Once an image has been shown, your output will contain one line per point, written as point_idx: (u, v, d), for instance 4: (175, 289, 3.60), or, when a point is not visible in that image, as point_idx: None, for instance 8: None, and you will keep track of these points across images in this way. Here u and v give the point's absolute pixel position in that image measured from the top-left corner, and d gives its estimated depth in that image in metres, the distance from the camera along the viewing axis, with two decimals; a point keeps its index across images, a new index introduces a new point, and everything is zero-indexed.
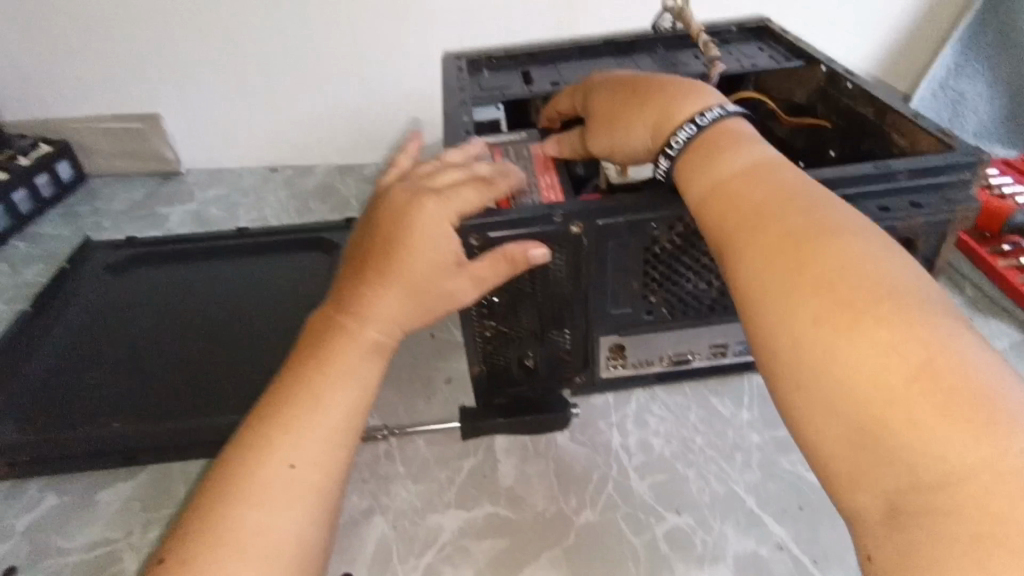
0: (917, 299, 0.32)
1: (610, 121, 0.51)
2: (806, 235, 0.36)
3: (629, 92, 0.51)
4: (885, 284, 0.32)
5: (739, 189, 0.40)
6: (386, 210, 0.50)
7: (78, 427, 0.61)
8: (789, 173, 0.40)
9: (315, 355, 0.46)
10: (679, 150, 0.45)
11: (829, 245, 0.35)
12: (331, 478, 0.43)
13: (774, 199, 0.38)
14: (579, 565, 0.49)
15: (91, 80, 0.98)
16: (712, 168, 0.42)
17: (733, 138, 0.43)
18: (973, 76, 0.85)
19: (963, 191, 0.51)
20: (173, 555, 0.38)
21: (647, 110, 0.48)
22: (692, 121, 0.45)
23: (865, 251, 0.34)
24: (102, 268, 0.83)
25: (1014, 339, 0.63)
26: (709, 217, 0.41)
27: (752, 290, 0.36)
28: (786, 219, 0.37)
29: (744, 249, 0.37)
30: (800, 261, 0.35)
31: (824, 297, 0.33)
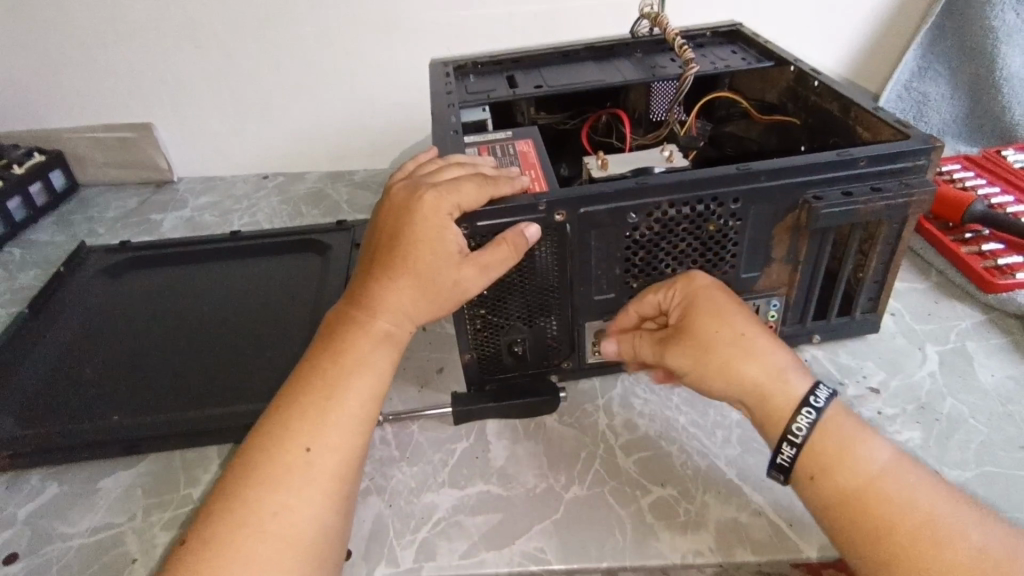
0: (963, 518, 0.40)
1: (708, 351, 0.47)
2: (940, 531, 0.39)
3: (725, 318, 0.48)
4: (940, 513, 0.40)
5: (885, 495, 0.41)
6: (392, 207, 0.53)
7: (78, 422, 0.62)
8: (916, 471, 0.42)
9: (331, 345, 0.50)
10: (803, 437, 0.44)
11: (939, 533, 0.39)
12: (346, 463, 0.46)
13: (912, 498, 0.41)
14: (569, 536, 0.51)
15: (84, 91, 0.99)
16: (846, 471, 0.42)
17: (834, 420, 0.44)
18: (935, 78, 0.89)
19: (919, 176, 0.54)
20: (198, 532, 0.42)
21: (749, 371, 0.46)
22: (809, 408, 0.44)
23: (977, 529, 0.39)
24: (98, 272, 0.84)
25: (976, 320, 0.67)
26: (853, 522, 0.41)
27: (853, 536, 0.41)
28: (860, 470, 0.42)
29: (837, 501, 0.42)
30: (887, 511, 0.40)
31: (915, 538, 0.39)
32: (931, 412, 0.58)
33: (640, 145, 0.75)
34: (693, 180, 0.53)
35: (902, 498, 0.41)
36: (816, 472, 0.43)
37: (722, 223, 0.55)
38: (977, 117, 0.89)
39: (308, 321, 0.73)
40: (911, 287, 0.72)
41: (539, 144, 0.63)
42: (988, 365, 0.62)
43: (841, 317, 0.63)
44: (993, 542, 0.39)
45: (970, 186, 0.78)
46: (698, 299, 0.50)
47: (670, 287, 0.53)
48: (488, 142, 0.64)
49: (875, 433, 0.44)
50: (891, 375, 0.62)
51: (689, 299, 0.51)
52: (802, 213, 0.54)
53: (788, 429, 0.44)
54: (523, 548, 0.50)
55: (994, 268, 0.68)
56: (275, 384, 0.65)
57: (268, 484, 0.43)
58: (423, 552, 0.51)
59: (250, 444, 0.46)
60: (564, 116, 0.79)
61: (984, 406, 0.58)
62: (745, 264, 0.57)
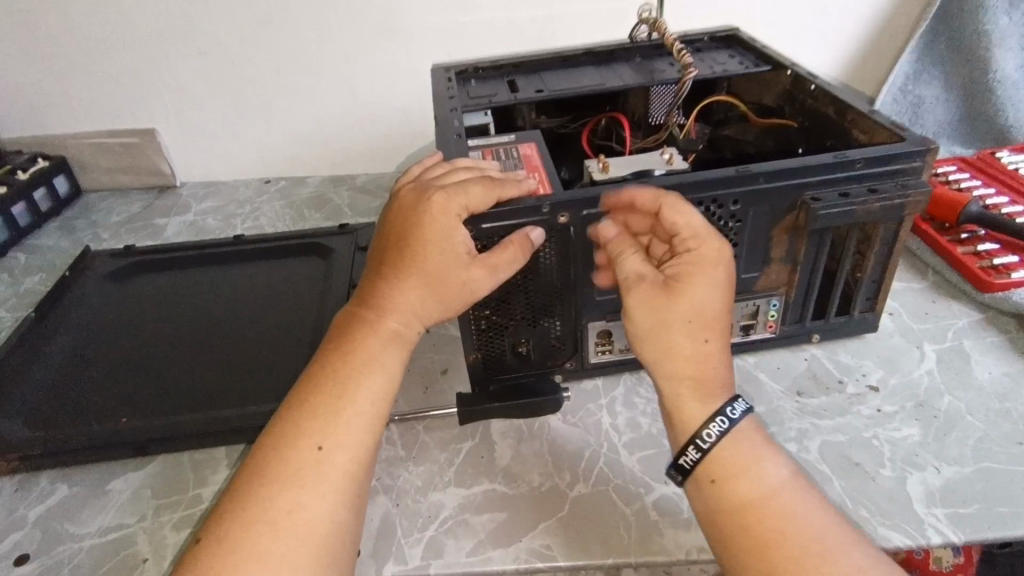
0: (849, 544, 0.41)
1: (670, 323, 0.47)
2: (827, 548, 0.40)
3: (712, 312, 0.47)
4: (824, 537, 0.41)
5: (781, 510, 0.42)
6: (399, 209, 0.54)
7: (87, 425, 0.63)
8: (807, 494, 0.43)
9: (341, 346, 0.51)
10: (711, 444, 0.44)
11: (819, 553, 0.40)
12: (357, 461, 0.47)
13: (804, 515, 0.42)
14: (574, 533, 0.52)
15: (87, 97, 1.00)
16: (745, 482, 0.43)
17: (745, 439, 0.45)
18: (930, 81, 0.91)
19: (915, 177, 0.55)
20: (214, 529, 0.43)
21: (699, 363, 0.47)
22: (723, 416, 0.45)
23: (858, 550, 0.40)
24: (102, 276, 0.85)
25: (972, 319, 0.68)
26: (743, 530, 0.42)
27: (739, 542, 0.42)
28: (757, 485, 0.43)
29: (734, 509, 0.42)
30: (770, 529, 0.41)
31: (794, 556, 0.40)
32: (929, 409, 0.59)
33: (640, 149, 0.76)
34: (693, 182, 0.53)
35: (797, 512, 0.42)
36: (717, 477, 0.44)
37: (722, 225, 0.56)
38: (971, 119, 0.91)
39: (312, 323, 0.74)
40: (908, 287, 0.73)
41: (541, 148, 0.64)
42: (984, 362, 0.63)
43: (840, 317, 0.64)
44: (876, 565, 0.40)
45: (965, 187, 0.79)
46: (713, 272, 0.48)
47: (702, 233, 0.49)
48: (491, 145, 0.65)
49: (778, 451, 0.45)
50: (889, 373, 0.63)
51: (706, 259, 0.48)
52: (801, 214, 0.55)
53: (697, 434, 0.45)
54: (529, 545, 0.51)
55: (989, 267, 0.69)
56: (281, 387, 0.66)
57: (281, 482, 0.44)
58: (431, 549, 0.52)
59: (262, 443, 0.47)
60: (564, 120, 0.79)
61: (981, 402, 0.59)
62: (745, 265, 0.58)
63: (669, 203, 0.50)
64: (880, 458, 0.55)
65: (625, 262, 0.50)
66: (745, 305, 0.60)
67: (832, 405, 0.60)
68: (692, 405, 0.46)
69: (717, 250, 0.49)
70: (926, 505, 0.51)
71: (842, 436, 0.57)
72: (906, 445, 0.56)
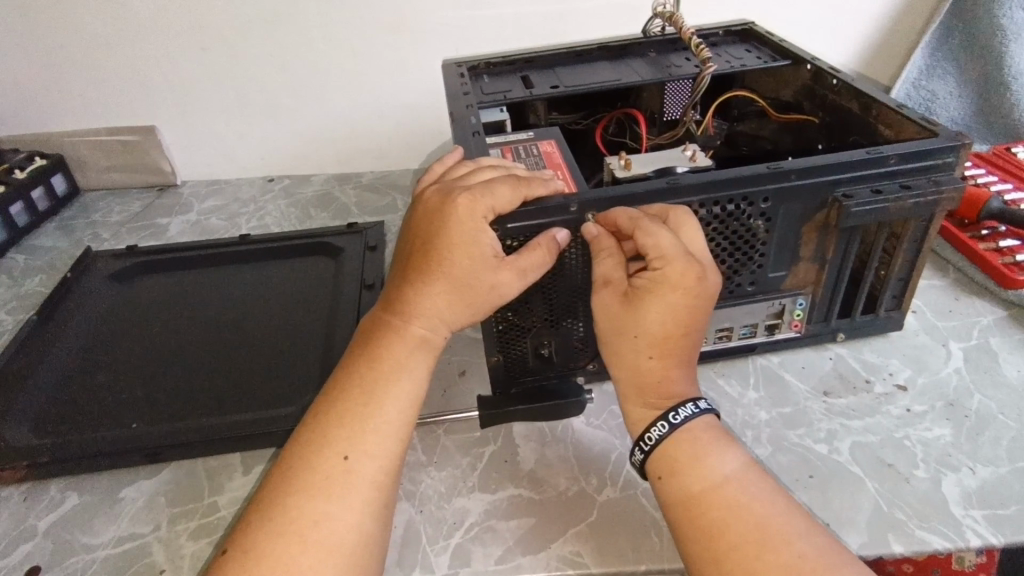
0: (791, 533, 0.41)
1: (620, 334, 0.50)
2: (771, 536, 0.41)
3: (663, 331, 0.48)
4: (765, 527, 0.41)
5: (724, 501, 0.43)
6: (422, 212, 0.53)
7: (96, 431, 0.61)
8: (756, 485, 0.44)
9: (369, 353, 0.50)
10: (651, 447, 0.47)
11: (758, 541, 0.41)
12: (386, 470, 0.46)
13: (748, 506, 0.42)
14: (604, 539, 0.51)
15: (85, 94, 0.98)
16: (689, 476, 0.44)
17: (694, 438, 0.46)
18: (944, 76, 0.90)
19: (948, 174, 0.55)
20: (240, 541, 0.42)
21: (650, 376, 0.49)
22: (664, 419, 0.47)
23: (802, 538, 0.41)
24: (105, 277, 0.83)
25: (996, 317, 0.67)
26: (689, 522, 0.43)
27: (682, 534, 0.43)
28: (701, 480, 0.44)
29: (676, 503, 0.44)
30: (709, 521, 0.42)
31: (732, 549, 0.41)
32: (960, 408, 0.58)
33: (656, 146, 0.75)
34: (723, 180, 0.52)
35: (741, 502, 0.43)
36: (663, 473, 0.45)
37: (751, 222, 0.54)
38: (985, 114, 0.90)
39: (324, 325, 0.72)
40: (930, 284, 0.72)
41: (561, 145, 0.63)
42: (1012, 360, 0.62)
43: (866, 316, 0.63)
44: (824, 552, 0.40)
45: (983, 182, 0.79)
46: (669, 296, 0.48)
47: (670, 257, 0.48)
48: (509, 143, 0.64)
49: (728, 445, 0.46)
50: (916, 372, 0.62)
51: (666, 283, 0.48)
52: (831, 211, 0.54)
53: (641, 438, 0.47)
54: (559, 552, 0.50)
55: (1012, 264, 0.69)
56: (295, 390, 0.64)
57: (308, 492, 0.43)
58: (458, 557, 0.50)
59: (287, 453, 0.46)
60: (578, 116, 0.78)
61: (1011, 401, 0.58)
62: (773, 264, 0.57)
63: (643, 227, 0.49)
64: (913, 459, 0.54)
65: (598, 266, 0.51)
66: (770, 304, 0.59)
67: (860, 405, 0.59)
68: (636, 409, 0.49)
69: (686, 272, 0.48)
70: (963, 507, 0.50)
71: (872, 436, 0.56)
72: (939, 445, 0.55)
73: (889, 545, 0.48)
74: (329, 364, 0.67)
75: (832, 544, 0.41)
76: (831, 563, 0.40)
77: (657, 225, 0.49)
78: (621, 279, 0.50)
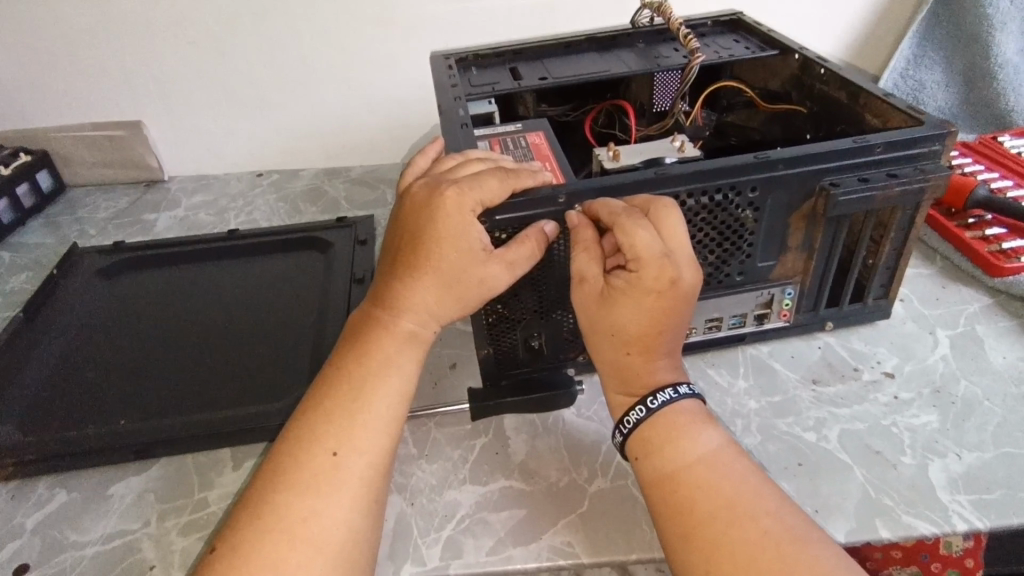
0: (760, 511, 0.41)
1: (598, 330, 0.50)
2: (738, 513, 0.41)
3: (638, 331, 0.49)
4: (734, 505, 0.41)
5: (694, 481, 0.43)
6: (409, 207, 0.52)
7: (83, 428, 0.61)
8: (731, 466, 0.44)
9: (357, 349, 0.50)
10: (630, 429, 0.47)
11: (727, 519, 0.41)
12: (376, 466, 0.46)
13: (717, 486, 0.43)
14: (595, 529, 0.51)
15: (70, 89, 0.96)
16: (663, 456, 0.45)
17: (672, 423, 0.46)
18: (930, 66, 0.90)
19: (934, 162, 0.55)
20: (227, 539, 0.41)
21: (629, 370, 0.50)
22: (642, 403, 0.47)
23: (771, 516, 0.41)
24: (92, 274, 0.82)
25: (983, 304, 0.68)
26: (662, 501, 0.43)
27: (657, 514, 0.44)
28: (675, 461, 0.44)
29: (652, 485, 0.45)
30: (681, 502, 0.43)
31: (700, 529, 0.41)
32: (946, 395, 0.58)
33: (645, 137, 0.75)
34: (710, 170, 0.52)
35: (713, 481, 0.43)
36: (640, 454, 0.46)
37: (740, 213, 0.54)
38: (972, 103, 0.90)
39: (314, 320, 0.72)
40: (918, 273, 0.73)
41: (550, 137, 0.62)
42: (998, 347, 0.63)
43: (854, 305, 0.64)
44: (793, 530, 0.40)
45: (970, 171, 0.79)
46: (643, 299, 0.48)
47: (645, 259, 0.47)
48: (497, 135, 0.63)
49: (708, 426, 0.47)
50: (904, 360, 0.62)
51: (640, 285, 0.48)
52: (819, 200, 0.54)
53: (621, 420, 0.48)
54: (550, 543, 0.50)
55: (998, 252, 0.69)
56: (285, 385, 0.64)
57: (296, 489, 0.43)
58: (450, 549, 0.50)
59: (276, 449, 0.46)
60: (566, 108, 0.78)
61: (997, 387, 0.59)
62: (761, 253, 0.57)
63: (618, 226, 0.47)
64: (900, 446, 0.54)
65: (573, 262, 0.50)
66: (759, 294, 0.60)
67: (849, 393, 0.60)
68: (616, 397, 0.50)
69: (662, 275, 0.47)
70: (949, 492, 0.51)
71: (860, 424, 0.57)
72: (925, 432, 0.55)
73: (875, 531, 0.48)
74: (319, 359, 0.66)
75: (807, 526, 0.41)
76: (797, 540, 0.40)
77: (632, 224, 0.47)
78: (597, 275, 0.50)
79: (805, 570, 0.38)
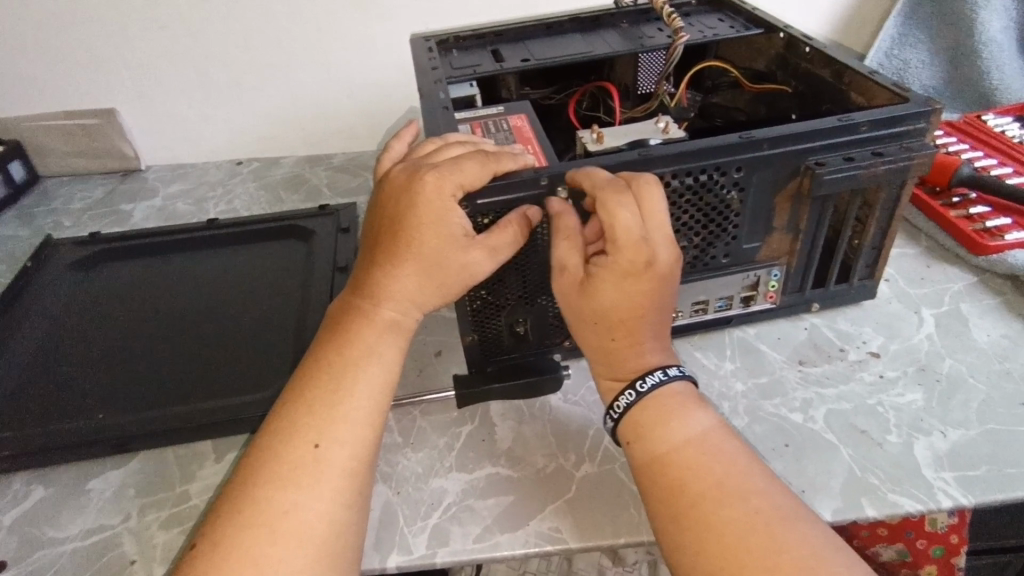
0: (748, 490, 0.41)
1: (581, 318, 0.50)
2: (727, 493, 0.40)
3: (620, 316, 0.48)
4: (722, 486, 0.41)
5: (683, 463, 0.43)
6: (388, 192, 0.51)
7: (59, 423, 0.59)
8: (723, 446, 0.43)
9: (338, 338, 0.49)
10: (619, 414, 0.47)
11: (716, 500, 0.40)
12: (359, 457, 0.45)
13: (706, 466, 0.42)
14: (582, 515, 0.50)
15: (39, 77, 0.94)
16: (653, 439, 0.44)
17: (661, 406, 0.46)
18: (914, 45, 0.90)
19: (919, 140, 0.54)
20: (207, 535, 0.41)
21: (616, 359, 0.49)
22: (631, 387, 0.47)
23: (760, 495, 0.40)
24: (67, 265, 0.80)
25: (967, 283, 0.68)
26: (654, 483, 0.43)
27: (648, 498, 0.43)
28: (665, 444, 0.44)
29: (642, 469, 0.44)
30: (671, 484, 0.42)
31: (688, 511, 0.40)
32: (931, 373, 0.59)
33: (629, 119, 0.74)
34: (695, 150, 0.51)
35: (703, 462, 0.42)
36: (630, 437, 0.46)
37: (725, 194, 0.54)
38: (957, 82, 0.90)
39: (296, 309, 0.71)
40: (904, 253, 0.73)
41: (532, 119, 0.61)
42: (982, 324, 0.63)
43: (840, 285, 0.63)
44: (781, 509, 0.40)
45: (954, 151, 0.79)
46: (622, 282, 0.48)
47: (623, 241, 0.47)
48: (479, 118, 0.62)
49: (699, 406, 0.46)
50: (890, 339, 0.62)
51: (617, 268, 0.48)
52: (804, 180, 0.53)
53: (610, 405, 0.48)
54: (537, 529, 0.50)
55: (982, 230, 0.69)
56: (266, 375, 0.63)
57: (278, 483, 0.42)
58: (436, 538, 0.50)
59: (257, 442, 0.45)
60: (550, 91, 0.76)
61: (982, 364, 0.59)
62: (747, 234, 0.56)
63: (600, 203, 0.47)
64: (886, 425, 0.54)
65: (555, 251, 0.50)
66: (745, 275, 0.59)
67: (834, 372, 0.60)
68: (605, 381, 0.50)
69: (638, 255, 0.47)
70: (934, 469, 0.51)
71: (846, 404, 0.57)
72: (911, 410, 0.55)
73: (862, 509, 0.48)
74: (301, 349, 0.65)
75: (799, 507, 0.40)
76: (786, 519, 0.39)
77: (612, 204, 0.47)
78: (577, 265, 0.49)
79: (792, 549, 0.38)
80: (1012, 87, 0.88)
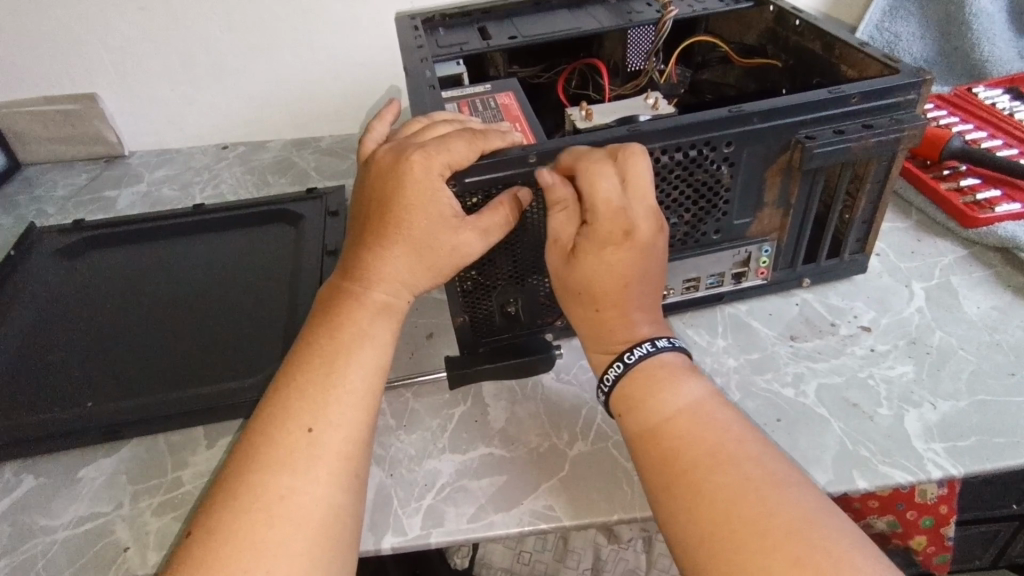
0: (740, 457, 0.40)
1: (566, 290, 0.50)
2: (719, 460, 0.40)
3: (603, 288, 0.48)
4: (714, 453, 0.41)
5: (675, 432, 0.43)
6: (376, 173, 0.50)
7: (48, 412, 0.59)
8: (716, 414, 0.43)
9: (329, 323, 0.49)
10: (610, 387, 0.48)
11: (708, 467, 0.40)
12: (353, 441, 0.45)
13: (698, 435, 0.42)
14: (575, 493, 0.51)
15: (16, 62, 0.91)
16: (646, 410, 0.44)
17: (652, 379, 0.46)
18: (906, 17, 0.89)
19: (910, 111, 0.54)
20: (202, 522, 0.40)
21: (606, 335, 0.49)
22: (621, 359, 0.47)
23: (752, 462, 0.40)
24: (52, 254, 0.79)
25: (957, 256, 0.68)
26: (649, 453, 0.43)
27: (643, 471, 0.43)
28: (658, 415, 0.44)
29: (637, 442, 0.44)
30: (664, 455, 0.42)
31: (682, 482, 0.40)
32: (921, 346, 0.59)
33: (619, 96, 0.73)
34: (685, 124, 0.51)
35: (695, 430, 0.42)
36: (624, 411, 0.46)
37: (716, 169, 0.53)
38: (948, 54, 0.90)
39: (285, 293, 0.70)
40: (895, 227, 0.73)
41: (520, 97, 0.61)
42: (972, 297, 0.63)
43: (831, 260, 0.63)
44: (775, 475, 0.39)
45: (945, 124, 0.79)
46: (602, 253, 0.48)
47: (602, 211, 0.47)
48: (467, 96, 0.61)
49: (691, 376, 0.46)
50: (880, 313, 0.62)
51: (597, 238, 0.48)
52: (794, 153, 0.53)
53: (602, 379, 0.49)
54: (530, 508, 0.50)
55: (973, 203, 0.69)
56: (257, 360, 0.63)
57: (271, 467, 0.42)
58: (431, 518, 0.50)
59: (250, 427, 0.45)
60: (539, 69, 0.75)
61: (972, 336, 0.59)
62: (737, 210, 0.56)
63: (582, 169, 0.47)
64: (876, 398, 0.55)
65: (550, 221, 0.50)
66: (736, 252, 0.59)
67: (826, 347, 0.60)
68: (597, 356, 0.50)
69: (618, 225, 0.47)
70: (924, 440, 0.51)
71: (838, 377, 0.57)
72: (901, 382, 0.56)
73: (853, 481, 0.49)
74: (291, 333, 0.65)
75: (792, 472, 0.40)
76: (778, 484, 0.39)
77: (594, 171, 0.47)
78: (569, 236, 0.50)
79: (785, 512, 0.37)
80: (1002, 59, 0.88)
